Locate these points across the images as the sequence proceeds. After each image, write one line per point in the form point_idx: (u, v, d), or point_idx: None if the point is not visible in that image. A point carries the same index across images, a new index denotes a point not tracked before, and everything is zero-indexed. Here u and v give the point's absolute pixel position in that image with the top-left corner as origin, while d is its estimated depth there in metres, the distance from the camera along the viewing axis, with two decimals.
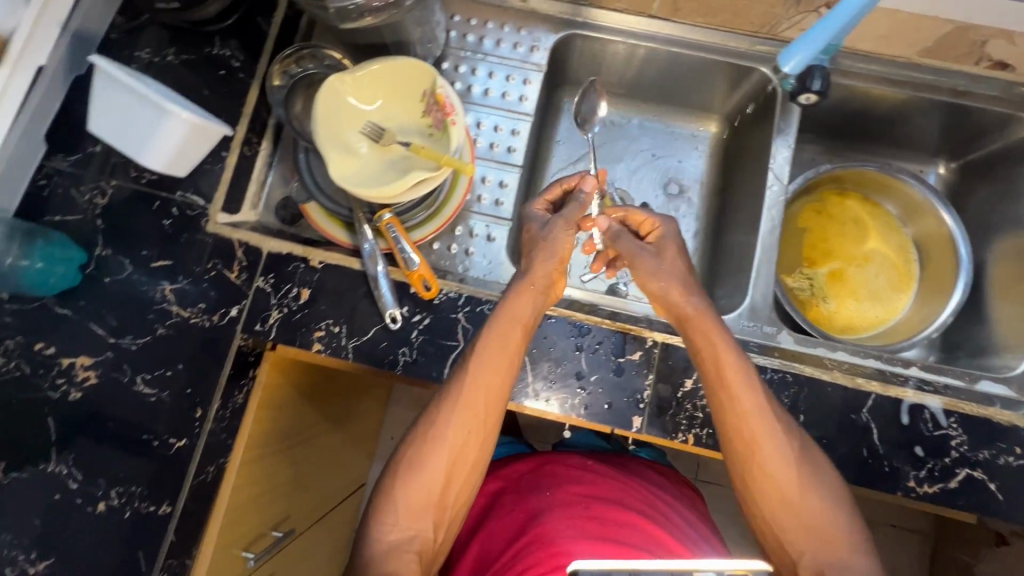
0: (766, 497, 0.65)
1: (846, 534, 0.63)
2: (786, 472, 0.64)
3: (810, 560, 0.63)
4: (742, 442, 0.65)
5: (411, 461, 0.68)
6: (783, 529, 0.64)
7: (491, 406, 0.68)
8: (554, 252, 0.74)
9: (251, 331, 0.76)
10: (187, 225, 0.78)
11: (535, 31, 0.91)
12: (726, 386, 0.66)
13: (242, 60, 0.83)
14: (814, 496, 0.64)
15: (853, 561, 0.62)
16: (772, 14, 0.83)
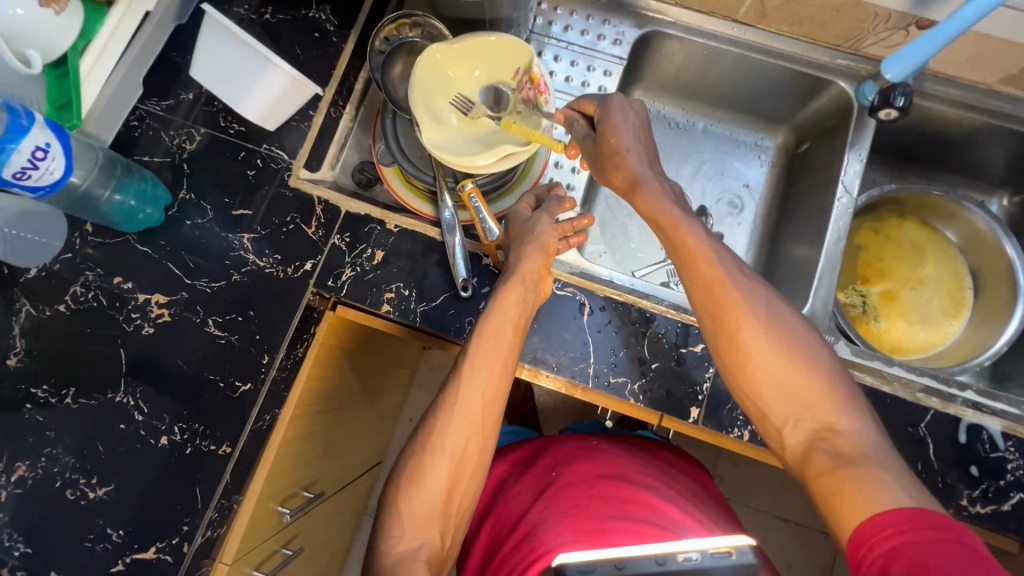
0: (742, 364, 0.63)
1: (830, 397, 0.59)
2: (753, 334, 0.62)
3: (795, 428, 0.60)
4: (709, 312, 0.65)
5: (413, 471, 0.68)
6: (762, 394, 0.62)
7: (489, 407, 0.70)
8: (540, 248, 0.73)
9: (324, 287, 0.77)
10: (270, 177, 0.80)
11: (620, 23, 0.92)
12: (684, 254, 0.66)
13: (336, 25, 0.85)
14: (787, 355, 0.61)
15: (840, 422, 0.58)
16: (858, 29, 0.84)
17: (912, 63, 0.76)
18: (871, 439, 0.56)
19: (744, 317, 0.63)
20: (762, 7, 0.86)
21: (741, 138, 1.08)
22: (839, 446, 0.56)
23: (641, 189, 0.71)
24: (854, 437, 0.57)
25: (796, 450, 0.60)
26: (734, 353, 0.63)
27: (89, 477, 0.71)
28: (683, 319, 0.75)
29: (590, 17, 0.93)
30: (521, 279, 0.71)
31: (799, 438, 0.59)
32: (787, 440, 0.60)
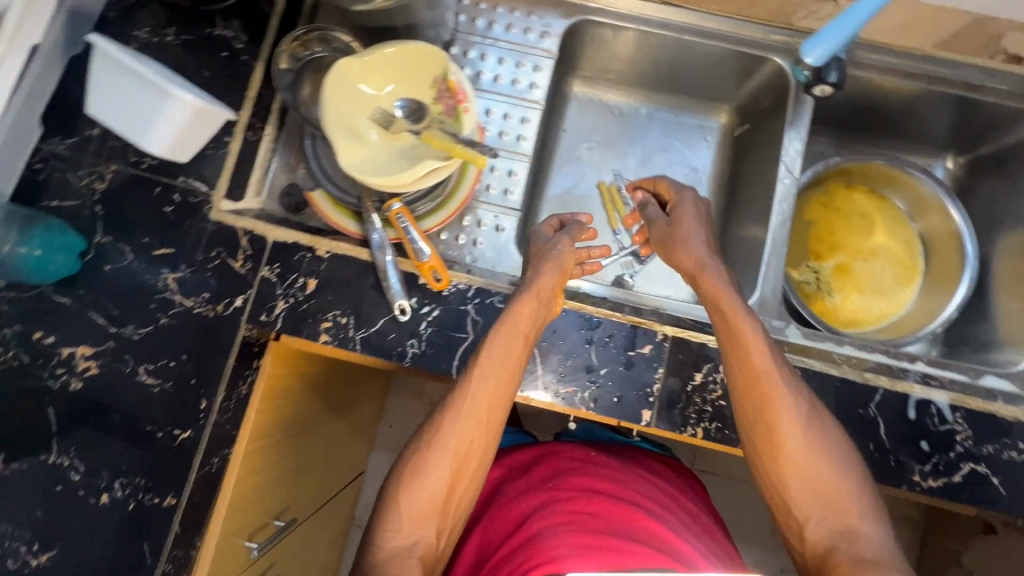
0: (775, 459, 0.66)
1: (854, 502, 0.64)
2: (795, 435, 0.66)
3: (817, 526, 0.63)
4: (750, 402, 0.67)
5: (416, 467, 0.68)
6: (790, 489, 0.65)
7: (494, 412, 0.69)
8: (558, 265, 0.74)
9: (257, 321, 0.74)
10: (190, 212, 0.76)
11: (545, 15, 0.88)
12: (735, 345, 0.69)
13: (245, 42, 0.80)
14: (824, 460, 0.65)
15: (860, 526, 0.62)
16: (788, 2, 0.81)
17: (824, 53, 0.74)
18: (887, 546, 0.61)
19: (791, 418, 0.66)
20: None
21: (686, 122, 1.05)
22: (856, 547, 0.61)
23: (703, 273, 0.76)
24: (870, 542, 0.61)
25: (813, 544, 0.63)
26: (771, 448, 0.66)
27: (31, 544, 0.65)
28: (629, 321, 0.74)
29: (515, 11, 0.89)
30: (534, 292, 0.70)
31: (819, 535, 0.63)
32: (805, 533, 0.64)
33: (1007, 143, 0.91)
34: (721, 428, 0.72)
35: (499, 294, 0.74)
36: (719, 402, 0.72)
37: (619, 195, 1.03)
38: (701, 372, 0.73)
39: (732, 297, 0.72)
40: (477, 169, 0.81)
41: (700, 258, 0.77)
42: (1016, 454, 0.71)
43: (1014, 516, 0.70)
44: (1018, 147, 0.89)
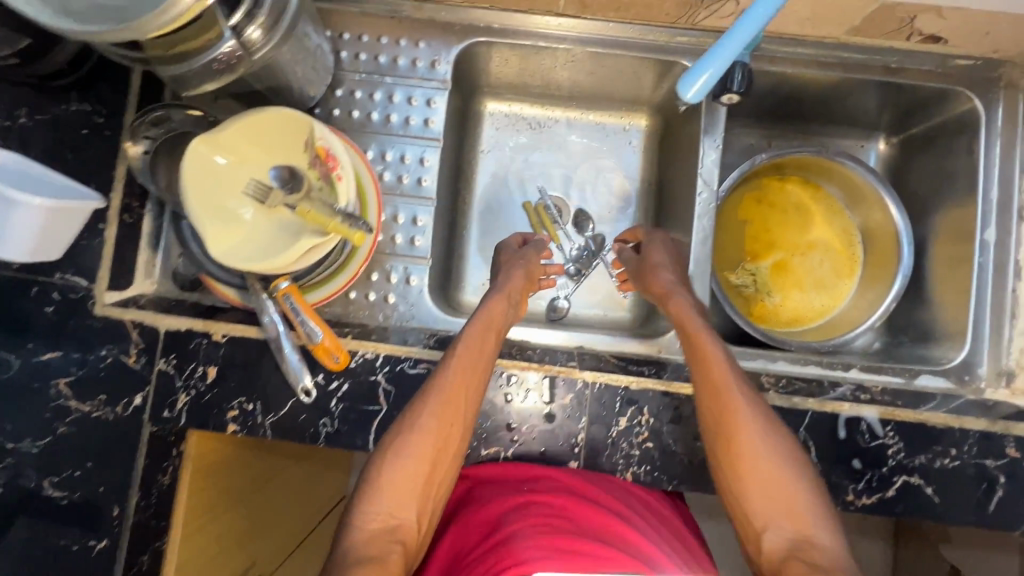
0: (738, 468, 0.64)
1: (815, 517, 0.60)
2: (761, 446, 0.63)
3: (774, 536, 0.60)
4: (717, 413, 0.66)
5: (397, 447, 0.64)
6: (750, 499, 0.62)
7: (471, 393, 0.67)
8: (527, 272, 0.82)
9: (161, 418, 0.71)
10: (73, 310, 0.70)
11: (432, 42, 0.81)
12: (702, 360, 0.69)
13: (106, 115, 0.73)
14: (786, 471, 0.62)
15: (814, 534, 0.59)
16: (687, 4, 0.74)
17: (705, 84, 0.67)
18: (840, 557, 0.57)
19: (756, 429, 0.64)
20: None
21: (608, 128, 1.00)
22: (812, 558, 0.57)
23: (674, 296, 0.76)
24: (825, 551, 0.57)
25: (769, 555, 0.59)
26: (735, 457, 0.64)
27: None
28: (545, 372, 0.71)
29: (399, 41, 0.81)
30: (504, 294, 0.77)
31: (775, 546, 0.59)
32: (762, 542, 0.60)
33: (935, 124, 0.87)
34: (650, 470, 0.70)
35: (409, 360, 0.71)
36: (647, 445, 0.71)
37: (548, 214, 0.98)
38: (625, 416, 0.71)
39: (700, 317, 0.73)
40: (367, 248, 0.73)
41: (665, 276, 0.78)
42: (948, 461, 0.70)
43: (949, 522, 0.70)
44: (945, 127, 0.85)
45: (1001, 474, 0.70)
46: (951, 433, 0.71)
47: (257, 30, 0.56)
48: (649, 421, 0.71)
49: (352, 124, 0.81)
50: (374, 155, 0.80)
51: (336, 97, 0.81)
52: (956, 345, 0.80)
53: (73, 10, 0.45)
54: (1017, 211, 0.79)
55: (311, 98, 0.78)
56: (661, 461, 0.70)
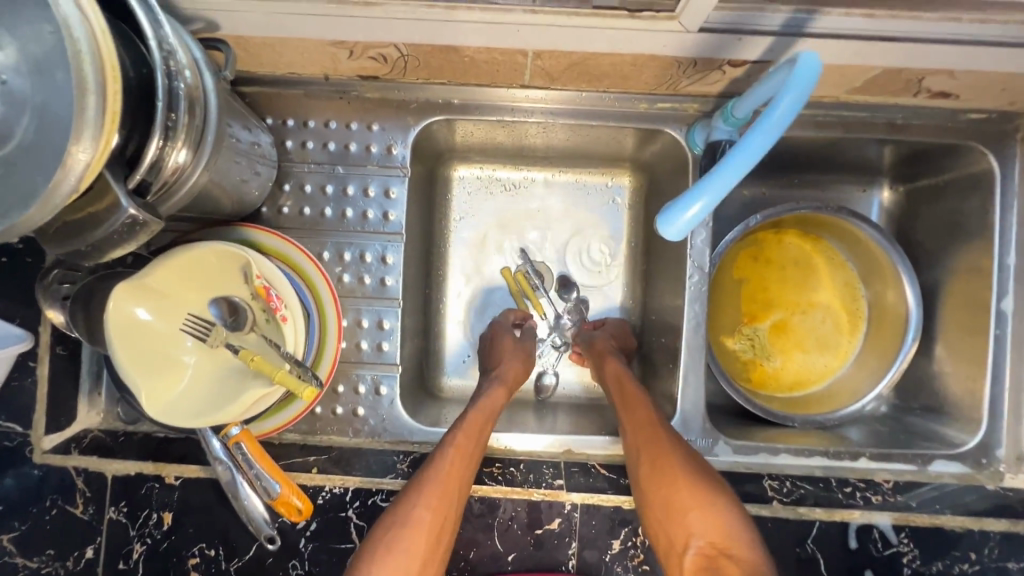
0: (661, 492, 0.61)
1: (735, 535, 0.57)
2: (679, 468, 0.61)
3: (694, 555, 0.57)
4: (638, 446, 0.65)
5: (389, 541, 0.58)
6: (674, 525, 0.59)
7: (467, 477, 0.62)
8: (525, 353, 0.81)
9: (115, 571, 0.65)
10: (10, 460, 0.63)
11: (386, 124, 0.74)
12: (628, 402, 0.70)
13: (26, 239, 0.65)
14: (704, 488, 0.60)
15: (740, 554, 0.56)
16: (666, 75, 0.66)
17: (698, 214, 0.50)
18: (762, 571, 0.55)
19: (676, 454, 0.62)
20: (546, 73, 0.67)
21: (588, 186, 0.91)
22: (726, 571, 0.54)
23: (607, 359, 0.77)
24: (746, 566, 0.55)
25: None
26: (658, 480, 0.61)
27: None
28: (529, 496, 0.66)
29: (350, 124, 0.74)
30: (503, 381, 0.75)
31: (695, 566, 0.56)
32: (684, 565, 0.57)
33: (944, 177, 0.79)
34: None
35: (381, 492, 0.66)
36: (643, 567, 0.65)
37: (530, 283, 0.88)
38: (619, 538, 0.66)
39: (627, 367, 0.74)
40: (302, 407, 0.67)
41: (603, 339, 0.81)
42: (967, 567, 0.65)
43: None
44: (956, 182, 0.78)
45: None
46: (970, 536, 0.66)
47: (179, 153, 0.49)
48: (645, 541, 0.66)
49: (303, 222, 0.74)
50: (330, 253, 0.73)
51: (284, 192, 0.74)
52: (971, 425, 0.75)
53: None
54: None
55: (254, 200, 0.70)
56: None
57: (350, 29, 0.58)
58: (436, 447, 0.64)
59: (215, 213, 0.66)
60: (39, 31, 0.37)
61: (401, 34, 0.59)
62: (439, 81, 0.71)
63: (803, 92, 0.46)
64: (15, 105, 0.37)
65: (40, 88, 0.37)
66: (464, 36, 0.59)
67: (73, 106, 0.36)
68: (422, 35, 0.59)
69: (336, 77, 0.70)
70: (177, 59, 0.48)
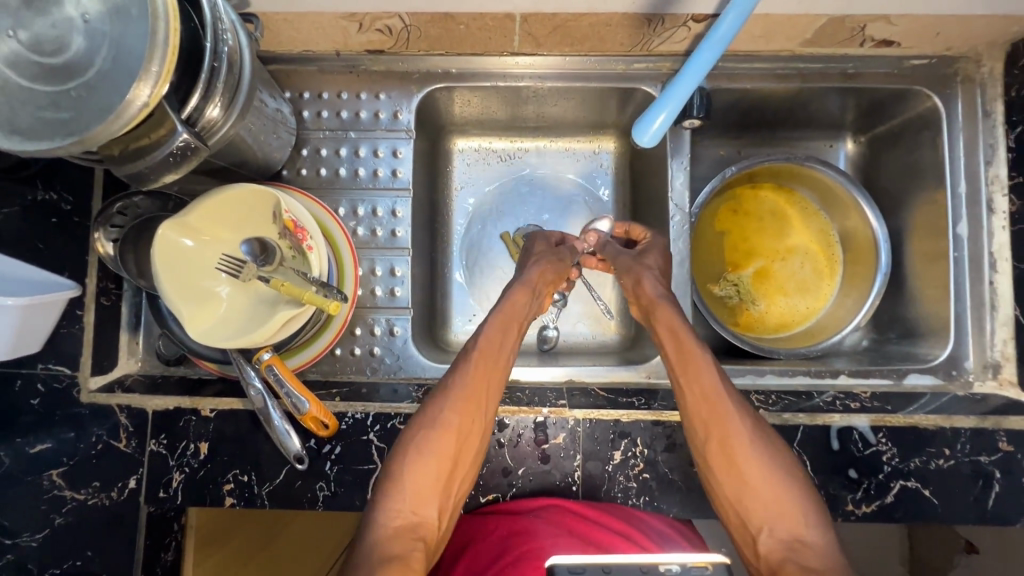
0: (723, 468, 0.63)
1: (802, 516, 0.60)
2: (747, 449, 0.63)
3: (769, 538, 0.60)
4: (701, 422, 0.65)
5: (420, 444, 0.63)
6: (745, 505, 0.62)
7: (494, 386, 0.68)
8: (557, 268, 0.81)
9: (156, 499, 0.70)
10: (59, 399, 0.70)
11: (392, 93, 0.83)
12: (685, 364, 0.69)
13: (74, 201, 0.73)
14: (774, 473, 0.62)
15: (807, 533, 0.59)
16: (638, 34, 0.75)
17: (664, 122, 0.71)
18: (830, 553, 0.58)
19: (742, 432, 0.64)
20: (533, 37, 0.76)
21: (578, 153, 0.98)
22: (806, 558, 0.57)
23: (660, 310, 0.74)
24: (818, 550, 0.57)
25: (766, 557, 0.59)
26: (725, 460, 0.63)
27: None
28: (536, 415, 0.72)
29: (360, 94, 0.83)
30: (529, 285, 0.77)
31: (770, 548, 0.59)
32: (758, 544, 0.60)
33: (899, 122, 0.87)
34: (649, 500, 0.71)
35: (399, 416, 0.71)
36: (644, 475, 0.71)
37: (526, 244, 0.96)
38: (619, 449, 0.71)
39: (686, 323, 0.72)
40: (329, 339, 0.75)
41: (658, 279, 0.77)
42: (942, 462, 0.71)
43: (950, 523, 0.70)
44: (909, 124, 0.86)
45: (996, 469, 0.70)
46: (943, 433, 0.71)
47: (216, 107, 0.56)
48: (643, 452, 0.71)
49: (321, 182, 0.82)
50: (345, 209, 0.82)
51: (302, 156, 0.82)
52: (940, 341, 0.81)
53: (22, 126, 0.45)
54: (986, 204, 0.80)
55: (276, 162, 0.78)
56: (658, 491, 0.71)
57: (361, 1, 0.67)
58: (457, 362, 0.69)
59: (240, 172, 0.74)
60: None
61: (405, 3, 0.68)
62: (438, 52, 0.80)
63: (742, 12, 0.63)
64: (95, 37, 0.45)
65: (118, 24, 0.45)
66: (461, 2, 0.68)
67: (145, 35, 0.44)
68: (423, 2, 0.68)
69: (347, 52, 0.79)
70: (224, 25, 0.55)
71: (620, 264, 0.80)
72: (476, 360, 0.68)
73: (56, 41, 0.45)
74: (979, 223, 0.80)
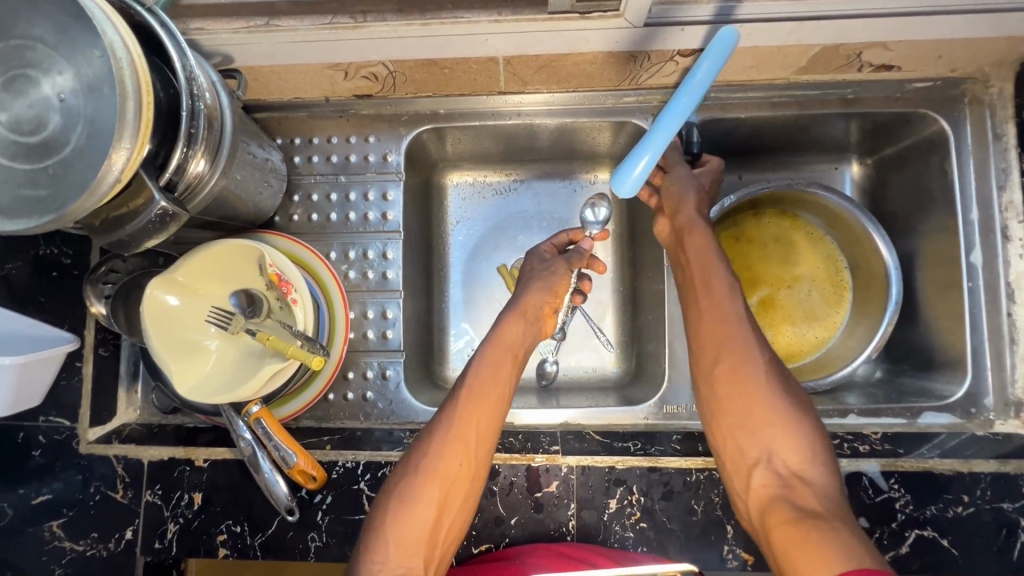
0: (731, 398, 0.66)
1: (801, 451, 0.62)
2: (758, 375, 0.66)
3: (764, 470, 0.62)
4: (713, 347, 0.69)
5: (404, 492, 0.63)
6: (744, 437, 0.65)
7: (484, 426, 0.66)
8: (551, 287, 0.79)
9: (151, 549, 0.71)
10: (60, 451, 0.72)
11: (381, 136, 0.84)
12: (705, 294, 0.72)
13: (73, 254, 0.75)
14: (784, 408, 0.65)
15: (806, 469, 0.61)
16: (625, 70, 0.73)
17: (646, 166, 0.68)
18: (828, 492, 0.60)
19: (754, 363, 0.67)
20: (519, 77, 0.75)
21: (579, 183, 0.96)
22: (798, 494, 0.59)
23: (690, 232, 0.75)
24: (814, 486, 0.60)
25: (757, 489, 0.62)
26: (734, 389, 0.67)
27: None
28: (529, 462, 0.71)
29: (349, 138, 0.84)
30: (521, 311, 0.76)
31: (765, 479, 0.62)
32: (750, 473, 0.63)
33: (906, 145, 0.84)
34: (647, 550, 0.68)
35: (390, 464, 0.70)
36: (641, 525, 0.69)
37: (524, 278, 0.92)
38: (614, 497, 0.69)
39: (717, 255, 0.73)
40: (320, 386, 0.75)
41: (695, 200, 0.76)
42: (961, 509, 0.67)
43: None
44: (916, 148, 0.82)
45: (1020, 518, 0.66)
46: (960, 479, 0.67)
47: (198, 164, 0.57)
48: (640, 500, 0.69)
49: (313, 227, 0.83)
50: (337, 253, 0.83)
51: (294, 202, 0.84)
52: (958, 376, 0.77)
53: (3, 204, 0.46)
54: (1001, 232, 0.76)
55: (267, 209, 0.79)
56: (658, 541, 0.68)
57: (343, 52, 0.68)
58: (445, 404, 0.69)
59: (232, 224, 0.75)
60: (90, 56, 0.46)
61: (387, 52, 0.68)
62: (425, 95, 0.80)
63: (720, 55, 0.62)
64: (70, 116, 0.46)
65: (92, 102, 0.46)
66: (443, 49, 0.68)
67: (117, 110, 0.45)
68: (405, 52, 0.68)
69: (336, 98, 0.80)
70: (200, 84, 0.56)
71: (675, 175, 0.78)
72: (462, 400, 0.68)
73: (34, 121, 0.46)
74: (994, 251, 0.76)
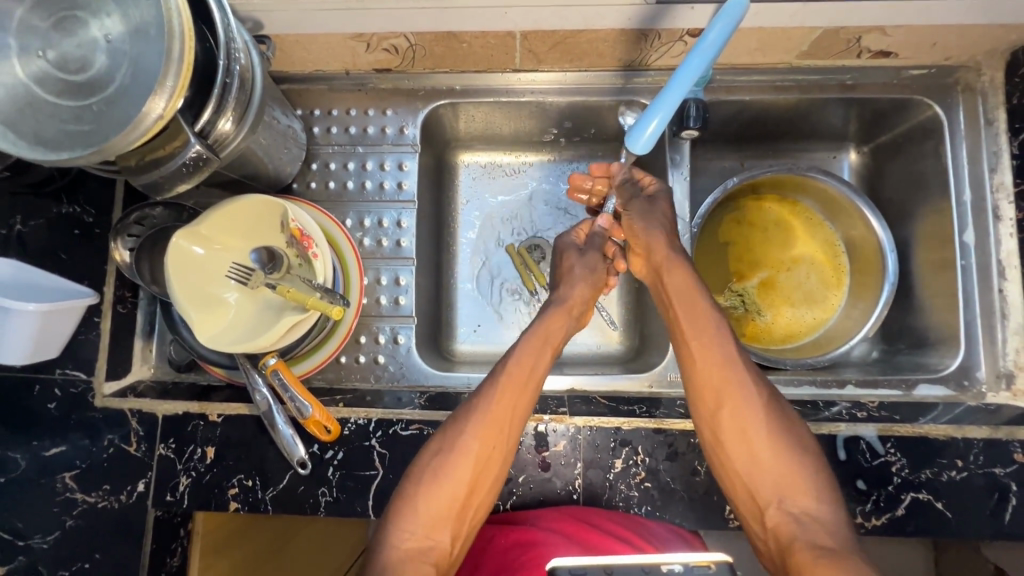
0: (736, 441, 0.66)
1: (809, 489, 0.63)
2: (760, 422, 0.66)
3: (776, 511, 0.63)
4: (710, 391, 0.68)
5: (437, 467, 0.65)
6: (754, 481, 0.65)
7: (519, 410, 0.68)
8: (592, 285, 0.82)
9: (163, 503, 0.72)
10: (74, 403, 0.73)
11: (399, 109, 0.86)
12: (699, 340, 0.71)
13: (96, 215, 0.77)
14: (786, 447, 0.64)
15: (815, 507, 0.62)
16: (636, 48, 0.77)
17: (656, 129, 0.70)
18: (839, 530, 0.60)
19: (754, 405, 0.67)
20: (533, 53, 0.78)
21: (582, 165, 0.98)
22: (813, 532, 0.60)
23: (667, 270, 0.76)
24: (826, 525, 0.60)
25: (774, 530, 0.62)
26: (737, 434, 0.66)
27: None
28: (537, 422, 0.72)
29: (367, 111, 0.87)
30: (566, 309, 0.79)
31: (777, 521, 0.62)
32: (766, 518, 0.63)
33: (902, 132, 0.87)
34: (650, 510, 0.70)
35: (401, 421, 0.72)
36: (645, 484, 0.70)
37: (531, 256, 0.95)
38: (620, 458, 0.71)
39: (699, 284, 0.74)
40: (335, 345, 0.77)
41: (662, 240, 0.77)
42: (955, 473, 0.69)
43: (964, 538, 0.68)
44: (911, 134, 0.86)
45: (1011, 482, 0.68)
46: (954, 444, 0.70)
47: (228, 120, 0.59)
48: (645, 460, 0.71)
49: (330, 195, 0.86)
50: (354, 221, 0.86)
51: (312, 170, 0.87)
52: (952, 350, 0.79)
53: (47, 138, 0.48)
54: (992, 212, 0.79)
55: (287, 175, 0.82)
56: (661, 500, 0.70)
57: (367, 22, 0.70)
58: (483, 385, 0.70)
59: (251, 186, 0.78)
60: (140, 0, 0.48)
61: (410, 24, 0.71)
62: (440, 70, 0.83)
63: (730, 21, 0.62)
64: (116, 57, 0.48)
65: (138, 43, 0.48)
66: (463, 22, 0.71)
67: (162, 49, 0.47)
68: (428, 23, 0.71)
69: (355, 71, 0.83)
70: (237, 45, 0.58)
71: (636, 210, 0.79)
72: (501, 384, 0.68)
73: (81, 60, 0.48)
74: (986, 231, 0.79)
